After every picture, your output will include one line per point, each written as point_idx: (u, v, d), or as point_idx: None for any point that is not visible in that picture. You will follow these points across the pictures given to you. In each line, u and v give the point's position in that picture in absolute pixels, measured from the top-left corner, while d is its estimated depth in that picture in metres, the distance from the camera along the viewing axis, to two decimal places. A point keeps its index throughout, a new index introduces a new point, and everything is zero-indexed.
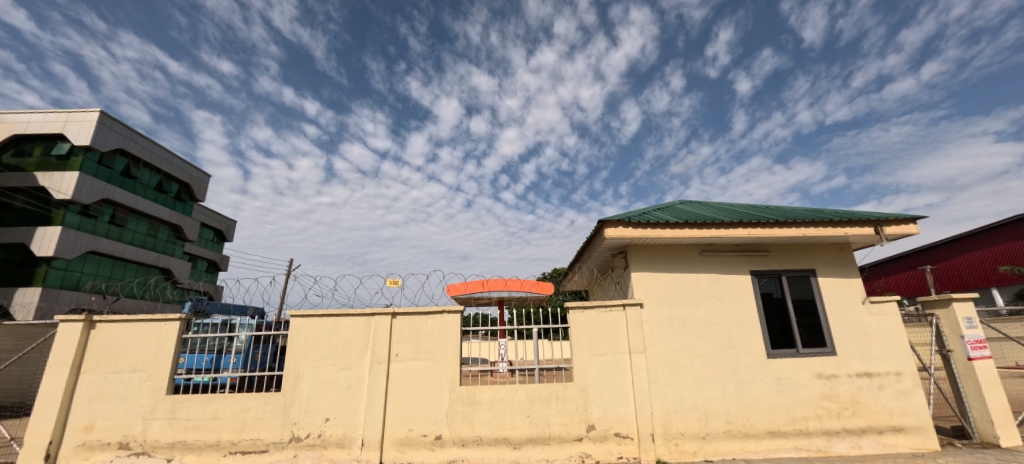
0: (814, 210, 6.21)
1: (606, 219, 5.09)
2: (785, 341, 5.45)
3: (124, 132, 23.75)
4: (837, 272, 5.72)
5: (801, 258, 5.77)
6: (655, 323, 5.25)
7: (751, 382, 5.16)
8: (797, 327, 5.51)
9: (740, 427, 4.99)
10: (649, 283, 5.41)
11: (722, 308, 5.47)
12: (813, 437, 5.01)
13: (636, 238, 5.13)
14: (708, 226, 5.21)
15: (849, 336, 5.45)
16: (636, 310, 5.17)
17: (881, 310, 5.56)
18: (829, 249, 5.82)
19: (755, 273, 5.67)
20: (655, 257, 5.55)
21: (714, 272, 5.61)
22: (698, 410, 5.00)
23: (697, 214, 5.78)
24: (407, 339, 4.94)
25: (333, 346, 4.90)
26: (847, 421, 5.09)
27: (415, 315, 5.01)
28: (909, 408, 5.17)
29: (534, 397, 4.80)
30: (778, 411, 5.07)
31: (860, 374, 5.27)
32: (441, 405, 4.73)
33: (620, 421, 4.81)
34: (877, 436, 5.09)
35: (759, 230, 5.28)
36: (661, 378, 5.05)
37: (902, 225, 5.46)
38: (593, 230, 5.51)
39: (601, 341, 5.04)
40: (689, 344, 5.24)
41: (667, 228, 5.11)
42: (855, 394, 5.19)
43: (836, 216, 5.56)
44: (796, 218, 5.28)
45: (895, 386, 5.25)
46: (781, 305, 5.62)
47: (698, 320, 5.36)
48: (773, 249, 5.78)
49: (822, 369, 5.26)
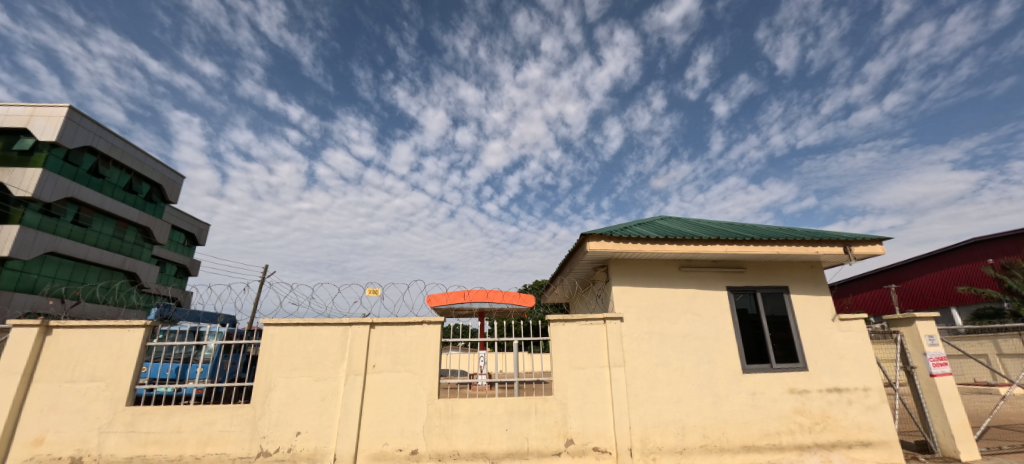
0: (787, 229, 6.46)
1: (588, 232, 5.18)
2: (760, 357, 5.59)
3: (95, 130, 23.00)
4: (809, 290, 5.93)
5: (775, 275, 5.97)
6: (635, 337, 5.31)
7: (726, 397, 5.25)
8: (771, 342, 5.67)
9: (716, 441, 5.06)
10: (629, 297, 5.50)
11: (700, 323, 5.58)
12: (785, 451, 5.11)
13: (617, 251, 5.24)
14: (687, 241, 5.37)
15: (821, 353, 5.63)
16: (616, 324, 5.25)
17: (850, 327, 5.78)
18: (801, 267, 6.05)
19: (731, 289, 5.83)
20: (635, 271, 5.65)
21: (692, 288, 5.74)
22: (676, 424, 5.05)
23: (676, 230, 5.94)
24: (385, 350, 4.85)
25: (308, 356, 4.77)
26: (818, 436, 5.23)
27: (395, 324, 4.95)
28: (877, 423, 5.36)
29: (512, 409, 4.76)
30: (752, 426, 5.17)
31: (831, 390, 5.44)
32: (418, 418, 4.64)
33: (598, 435, 4.81)
34: (847, 450, 5.23)
35: (735, 246, 5.46)
36: (640, 392, 5.10)
37: (868, 245, 5.75)
38: (575, 244, 5.59)
39: (580, 354, 5.07)
40: (667, 357, 5.32)
41: (647, 243, 5.26)
42: (825, 409, 5.34)
43: (808, 235, 5.81)
44: (769, 236, 5.50)
45: (863, 401, 5.44)
46: (756, 320, 5.78)
47: (676, 335, 5.45)
48: (749, 266, 5.96)
49: (794, 384, 5.41)
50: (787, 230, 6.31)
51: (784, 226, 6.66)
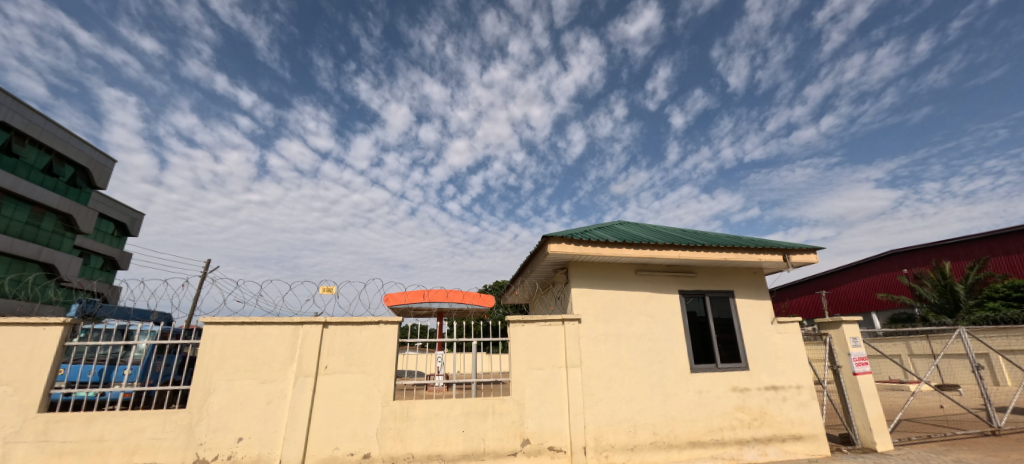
0: (734, 237, 6.87)
1: (550, 234, 5.25)
2: (706, 357, 5.90)
3: (8, 103, 20.53)
4: (752, 295, 6.34)
5: (722, 280, 6.33)
6: (591, 338, 5.44)
7: (675, 395, 5.50)
8: (717, 343, 6.00)
9: (665, 438, 5.28)
10: (587, 299, 5.62)
11: (653, 325, 5.80)
12: (727, 446, 5.43)
13: (577, 254, 5.35)
14: (643, 246, 5.57)
15: (760, 353, 6.03)
16: (574, 325, 5.35)
17: (786, 329, 6.23)
18: (745, 273, 6.45)
19: (682, 292, 6.12)
20: (594, 274, 5.79)
21: (647, 291, 5.96)
22: (628, 422, 5.22)
23: (633, 235, 6.15)
24: (338, 350, 4.66)
25: (253, 356, 4.49)
26: (757, 431, 5.60)
27: (349, 324, 4.77)
28: (808, 418, 5.82)
29: (469, 410, 4.73)
30: (698, 423, 5.44)
31: (768, 388, 5.84)
32: (372, 420, 4.50)
33: (554, 434, 4.88)
34: (781, 444, 5.63)
35: (687, 252, 5.74)
36: (595, 391, 5.22)
37: (803, 254, 6.23)
38: (537, 245, 5.64)
39: (539, 354, 5.12)
40: (622, 357, 5.50)
41: (606, 246, 5.41)
42: (763, 405, 5.73)
43: (752, 243, 6.21)
44: (718, 243, 5.83)
45: (796, 398, 5.89)
46: (703, 322, 6.10)
47: (631, 335, 5.64)
48: (699, 271, 6.28)
49: (737, 383, 5.75)
50: (734, 238, 6.72)
51: (732, 234, 7.08)
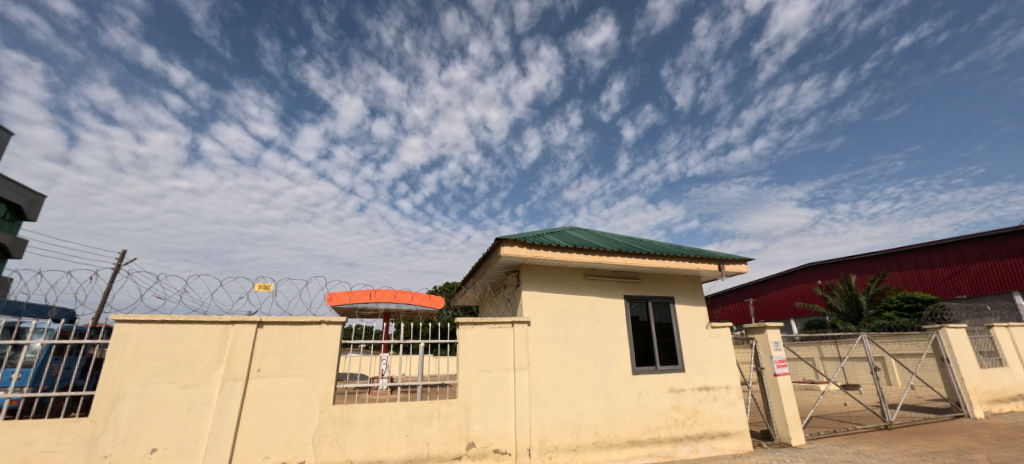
0: (676, 246, 7.29)
1: (503, 237, 5.26)
2: (647, 359, 6.20)
3: None
4: (690, 301, 6.75)
5: (664, 286, 6.68)
6: (540, 340, 5.53)
7: (617, 396, 5.72)
8: (657, 346, 6.32)
9: (606, 438, 5.47)
10: (537, 302, 5.70)
11: (599, 328, 6.01)
12: (662, 444, 5.73)
13: (529, 257, 5.41)
14: (592, 252, 5.75)
15: (695, 356, 6.43)
16: (523, 328, 5.41)
17: (719, 333, 6.70)
18: (684, 280, 6.86)
19: (627, 297, 6.39)
20: (545, 278, 5.89)
21: (595, 295, 6.15)
22: (572, 423, 5.35)
23: (584, 240, 6.33)
24: (273, 352, 4.36)
25: (174, 359, 4.09)
26: (689, 429, 5.96)
27: (287, 324, 4.49)
28: (734, 416, 6.29)
29: (414, 414, 4.61)
30: (637, 422, 5.70)
31: (701, 388, 6.24)
32: (308, 426, 4.25)
33: (499, 437, 4.89)
34: (711, 441, 6.03)
35: (633, 259, 6.00)
36: (541, 393, 5.31)
37: (735, 264, 6.74)
38: (490, 247, 5.64)
39: (487, 356, 5.12)
40: (568, 360, 5.63)
41: (557, 251, 5.52)
42: (696, 405, 6.11)
43: (691, 252, 6.62)
44: (661, 251, 6.15)
45: (725, 397, 6.34)
46: (645, 326, 6.40)
47: (578, 339, 5.80)
48: (643, 277, 6.59)
49: (673, 384, 6.09)
50: (675, 247, 7.12)
51: (674, 243, 7.50)
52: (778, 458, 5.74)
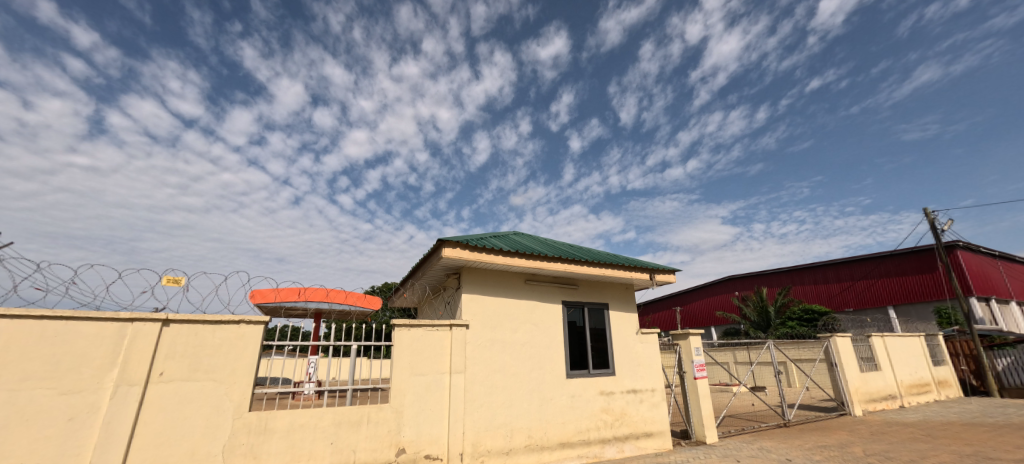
0: (613, 255, 7.63)
1: (445, 238, 5.17)
2: (581, 363, 6.40)
3: None
4: (622, 308, 7.09)
5: (600, 293, 6.96)
6: (478, 344, 5.50)
7: (551, 399, 5.84)
8: (591, 351, 6.55)
9: (538, 441, 5.56)
10: (477, 305, 5.67)
11: (537, 332, 6.10)
12: (591, 445, 5.94)
13: (471, 260, 5.36)
14: (534, 257, 5.84)
15: (626, 360, 6.75)
16: (461, 331, 5.35)
17: (647, 339, 7.10)
18: (619, 288, 7.19)
19: (565, 303, 6.57)
20: (486, 281, 5.88)
21: (534, 300, 6.25)
22: (506, 426, 5.37)
23: (526, 245, 6.42)
24: (180, 354, 3.90)
25: (52, 360, 3.47)
26: (617, 430, 6.23)
27: (198, 323, 4.05)
28: (657, 417, 6.69)
29: (341, 421, 4.36)
30: (569, 425, 5.85)
31: (629, 391, 6.56)
32: (217, 436, 3.85)
33: (431, 442, 4.78)
34: (636, 441, 6.36)
35: (572, 266, 6.18)
36: (476, 397, 5.27)
37: (665, 274, 7.20)
38: (431, 248, 5.51)
39: (423, 360, 4.99)
40: (505, 363, 5.66)
41: (499, 254, 5.54)
42: (624, 407, 6.42)
43: (626, 261, 6.96)
44: (599, 259, 6.40)
45: (650, 399, 6.72)
46: (581, 331, 6.61)
47: (516, 342, 5.85)
48: (581, 283, 6.81)
49: (604, 387, 6.35)
50: (612, 256, 7.45)
51: (611, 252, 7.84)
52: (694, 456, 6.19)
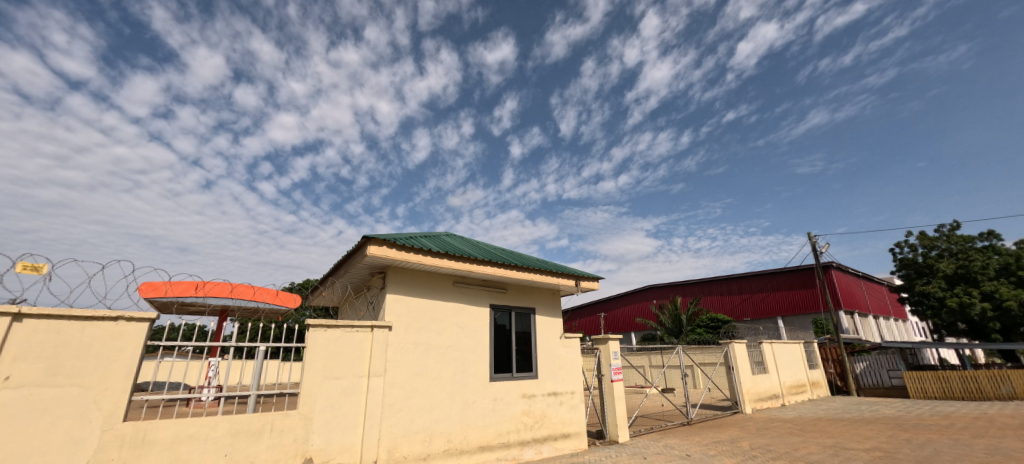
0: (542, 261, 7.84)
1: (370, 235, 4.97)
2: (505, 366, 6.48)
3: None
4: (548, 313, 7.30)
5: (527, 298, 7.11)
6: (400, 346, 5.34)
7: (473, 403, 5.84)
8: (516, 354, 6.66)
9: (458, 445, 5.52)
10: (402, 306, 5.51)
11: (462, 336, 6.08)
12: (511, 447, 6.03)
13: (397, 260, 5.21)
14: (463, 259, 5.82)
15: (549, 364, 6.96)
16: (383, 333, 5.16)
17: (570, 343, 7.38)
18: (546, 293, 7.41)
19: (493, 306, 6.62)
20: (412, 282, 5.74)
21: (461, 302, 6.23)
22: (425, 431, 5.26)
23: (457, 247, 6.37)
24: (33, 354, 3.17)
25: None
26: (536, 432, 6.39)
27: (61, 318, 3.34)
28: (575, 418, 6.97)
29: (239, 430, 3.94)
30: (490, 428, 5.89)
31: (550, 394, 6.77)
32: (78, 453, 3.22)
33: (342, 450, 4.53)
34: (554, 442, 6.57)
35: (502, 270, 6.25)
36: (395, 402, 5.10)
37: (589, 281, 7.56)
38: (355, 245, 5.26)
39: (338, 363, 4.71)
40: (428, 367, 5.55)
41: (428, 255, 5.44)
42: (544, 409, 6.61)
43: (554, 268, 7.20)
44: (528, 264, 6.54)
45: (569, 402, 6.99)
46: (507, 335, 6.70)
47: (440, 345, 5.77)
48: (510, 288, 6.92)
49: (526, 390, 6.49)
50: (541, 262, 7.66)
51: (540, 258, 8.06)
52: (607, 454, 6.54)
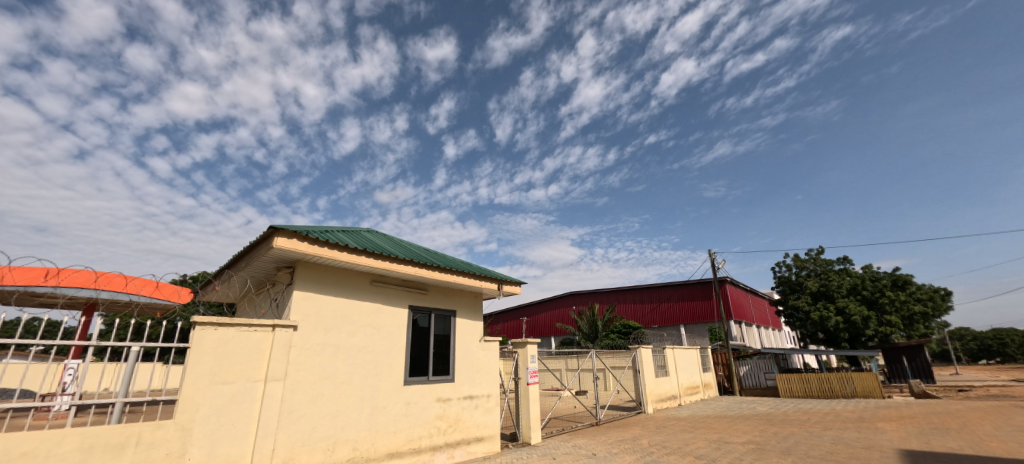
0: (466, 264, 7.83)
1: (279, 226, 4.57)
2: (421, 370, 6.33)
3: None
4: (469, 316, 7.30)
5: (449, 300, 7.04)
6: (306, 348, 4.95)
7: (384, 408, 5.61)
8: (433, 357, 6.54)
9: (364, 453, 5.25)
10: (311, 305, 5.13)
11: (377, 337, 5.82)
12: (422, 453, 5.89)
13: (308, 254, 4.85)
14: (383, 258, 5.60)
15: (466, 367, 6.94)
16: (286, 333, 4.75)
17: (489, 346, 7.45)
18: (468, 296, 7.41)
19: (412, 308, 6.45)
20: (324, 279, 5.38)
21: (378, 302, 5.98)
22: (327, 439, 4.94)
23: (377, 245, 6.11)
24: None
25: None
26: (449, 436, 6.33)
27: None
28: (490, 421, 7.03)
29: (95, 445, 3.32)
30: (400, 434, 5.70)
31: (466, 397, 6.76)
32: None
33: None
34: (466, 446, 6.55)
35: (423, 270, 6.13)
36: (296, 408, 4.71)
37: (512, 286, 7.72)
38: (260, 236, 4.80)
39: (230, 366, 4.23)
40: (336, 370, 5.22)
41: (344, 251, 5.15)
42: (459, 413, 6.57)
43: (478, 271, 7.23)
44: (451, 266, 6.49)
45: (484, 405, 7.04)
46: (425, 337, 6.56)
47: (352, 347, 5.46)
48: (431, 289, 6.79)
49: (441, 393, 6.41)
50: (465, 265, 7.64)
51: (465, 261, 8.04)
52: (518, 456, 6.68)
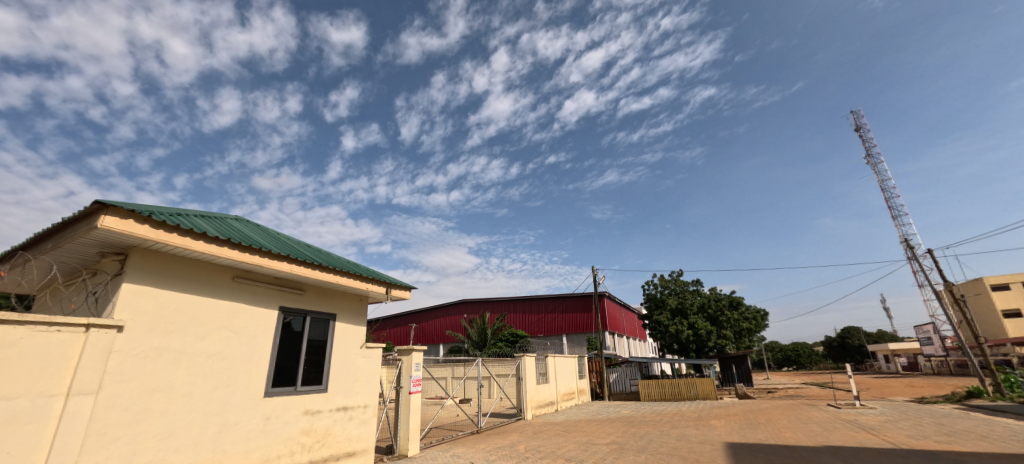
0: (352, 264, 7.31)
1: (108, 203, 3.69)
2: (287, 379, 5.67)
3: None
4: (350, 320, 6.80)
5: (329, 302, 6.47)
6: (131, 355, 4.03)
7: (234, 425, 4.87)
8: (303, 365, 5.91)
9: None
10: (146, 301, 4.23)
11: (234, 342, 5.04)
12: None
13: (148, 240, 4.01)
14: (251, 251, 4.92)
15: (343, 376, 6.42)
16: (106, 335, 3.81)
17: (371, 353, 7.03)
18: (351, 299, 6.91)
19: (283, 309, 5.77)
20: (168, 271, 4.50)
21: (240, 301, 5.22)
22: None
23: (244, 235, 5.35)
24: None
25: None
26: (314, 453, 5.76)
27: None
28: (364, 434, 6.59)
29: None
30: (253, 453, 5.01)
31: (339, 409, 6.25)
32: None
33: None
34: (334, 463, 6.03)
35: (301, 268, 5.54)
36: (110, 430, 3.78)
37: (401, 290, 7.43)
38: (78, 212, 3.82)
39: (12, 376, 3.17)
40: (173, 381, 4.37)
41: (199, 240, 4.39)
42: (329, 427, 6.03)
43: (365, 273, 6.81)
44: (334, 266, 5.99)
45: (360, 416, 6.58)
46: (295, 343, 5.91)
47: (197, 354, 4.64)
48: (308, 289, 6.17)
49: (310, 405, 5.82)
50: (351, 265, 7.13)
51: (351, 261, 7.50)
52: None
